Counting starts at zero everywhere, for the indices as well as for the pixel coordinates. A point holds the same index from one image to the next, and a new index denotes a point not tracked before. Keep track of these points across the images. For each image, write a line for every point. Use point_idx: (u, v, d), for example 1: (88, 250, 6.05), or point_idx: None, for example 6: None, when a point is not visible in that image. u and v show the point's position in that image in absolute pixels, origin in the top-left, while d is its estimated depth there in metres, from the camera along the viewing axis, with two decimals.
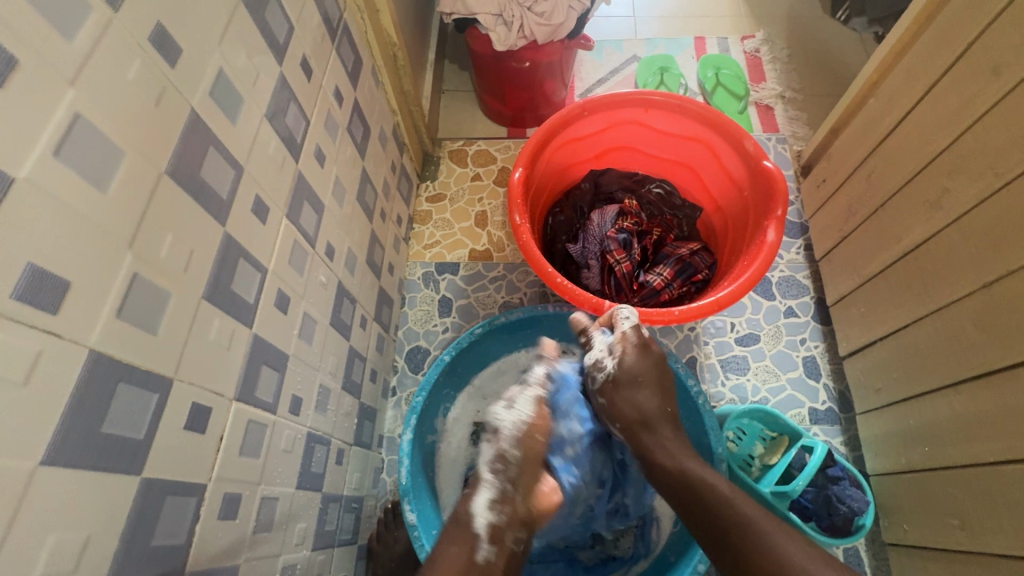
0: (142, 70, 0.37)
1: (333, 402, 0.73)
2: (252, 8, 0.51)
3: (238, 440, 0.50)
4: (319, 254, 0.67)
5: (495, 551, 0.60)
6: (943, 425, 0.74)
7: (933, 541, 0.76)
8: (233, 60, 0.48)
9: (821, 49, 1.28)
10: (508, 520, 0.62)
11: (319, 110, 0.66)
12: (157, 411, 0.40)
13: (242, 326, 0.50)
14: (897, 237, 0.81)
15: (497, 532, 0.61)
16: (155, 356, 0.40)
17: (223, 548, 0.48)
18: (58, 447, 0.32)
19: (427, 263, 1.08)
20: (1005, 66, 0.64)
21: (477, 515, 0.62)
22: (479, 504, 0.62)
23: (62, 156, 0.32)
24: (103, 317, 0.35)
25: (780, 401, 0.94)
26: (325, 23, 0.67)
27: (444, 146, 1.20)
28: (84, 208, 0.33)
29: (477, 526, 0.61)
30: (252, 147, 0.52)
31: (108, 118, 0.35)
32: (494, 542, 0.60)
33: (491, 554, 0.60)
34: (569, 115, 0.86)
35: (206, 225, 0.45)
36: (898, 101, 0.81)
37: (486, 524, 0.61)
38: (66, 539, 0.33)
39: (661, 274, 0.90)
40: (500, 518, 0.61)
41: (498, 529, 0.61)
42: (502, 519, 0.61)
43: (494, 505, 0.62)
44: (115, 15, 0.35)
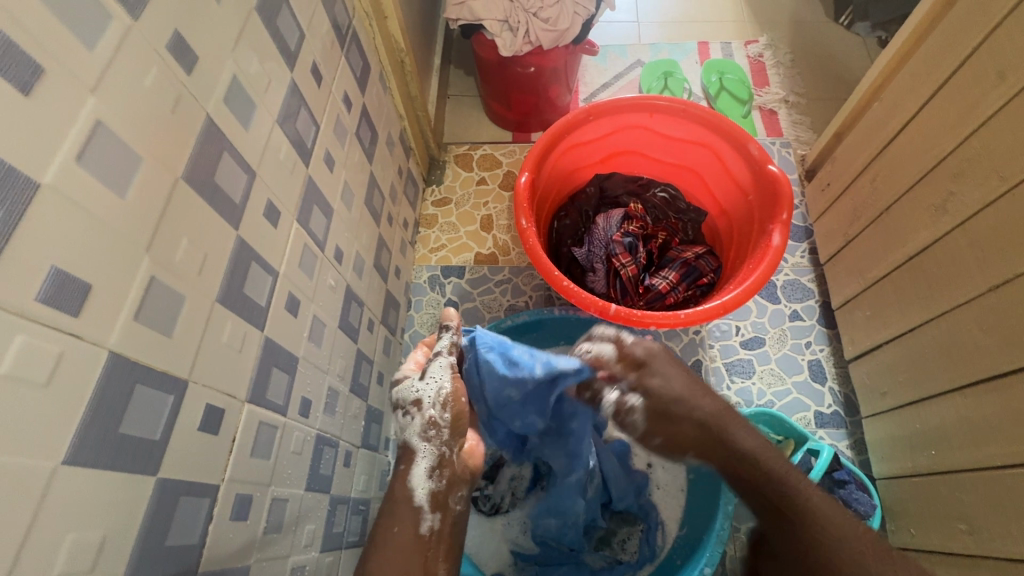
0: (160, 77, 0.38)
1: (341, 405, 0.74)
2: (264, 15, 0.51)
3: (250, 442, 0.50)
4: (327, 257, 0.68)
5: (438, 518, 0.60)
6: (950, 429, 0.74)
7: (940, 545, 0.76)
8: (246, 67, 0.49)
9: (825, 53, 1.29)
10: (449, 484, 0.61)
11: (329, 115, 0.67)
12: (172, 412, 0.40)
13: (253, 329, 0.51)
14: (902, 240, 0.81)
15: (438, 499, 0.60)
16: (170, 358, 0.40)
17: (234, 549, 0.49)
18: (78, 447, 0.33)
19: (433, 266, 1.09)
20: (1009, 71, 0.64)
21: (416, 487, 0.60)
22: (417, 476, 0.60)
23: (84, 161, 0.33)
24: (122, 320, 0.36)
25: (785, 404, 0.94)
26: (334, 30, 0.68)
27: (450, 151, 1.21)
28: (104, 213, 0.34)
29: (417, 499, 0.60)
30: (264, 151, 0.52)
31: (127, 124, 0.36)
32: (435, 508, 0.60)
33: (434, 523, 0.59)
34: (575, 120, 0.86)
35: (219, 229, 0.46)
36: (903, 105, 0.82)
37: (427, 492, 0.60)
38: (84, 537, 0.33)
39: (666, 278, 0.90)
40: (438, 485, 0.60)
41: (439, 496, 0.60)
42: (443, 484, 0.60)
43: (432, 474, 0.61)
44: (134, 24, 0.36)
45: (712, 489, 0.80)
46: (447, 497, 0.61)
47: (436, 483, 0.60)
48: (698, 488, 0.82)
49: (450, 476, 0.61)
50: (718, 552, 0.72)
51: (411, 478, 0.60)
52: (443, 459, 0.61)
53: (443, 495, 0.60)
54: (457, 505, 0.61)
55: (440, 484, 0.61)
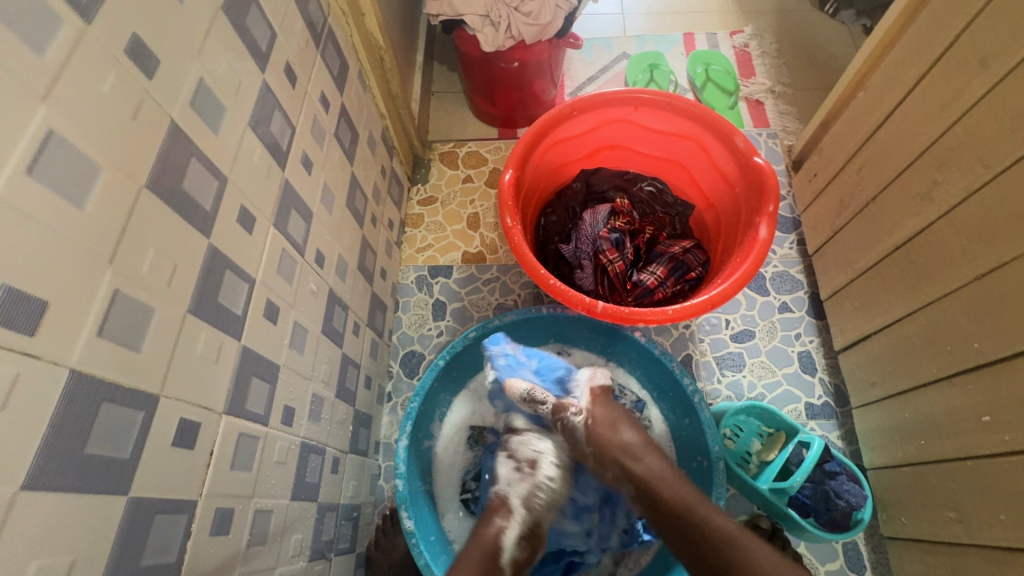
0: (117, 81, 0.37)
1: (327, 411, 0.73)
2: (231, 14, 0.50)
3: (229, 454, 0.49)
4: (308, 262, 0.67)
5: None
6: (937, 417, 0.75)
7: (930, 534, 0.77)
8: (214, 69, 0.47)
9: (810, 42, 1.28)
10: (529, 554, 0.70)
11: (305, 117, 0.66)
12: (143, 428, 0.39)
13: (229, 339, 0.49)
14: (888, 230, 0.81)
15: (519, 565, 0.69)
16: (138, 374, 0.39)
17: (215, 564, 0.48)
18: (39, 471, 0.32)
19: (420, 266, 1.08)
20: (992, 58, 0.64)
21: (503, 551, 0.68)
22: (508, 539, 0.68)
23: (36, 173, 0.31)
24: (84, 336, 0.34)
25: (776, 397, 0.94)
26: (308, 28, 0.66)
27: (435, 149, 1.19)
28: (63, 227, 0.33)
29: (502, 561, 0.68)
30: (235, 157, 0.51)
31: (83, 133, 0.34)
32: (516, 573, 0.69)
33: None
34: (559, 115, 0.85)
35: (189, 238, 0.44)
36: (887, 93, 0.81)
37: (511, 557, 0.68)
38: (50, 564, 0.32)
39: (654, 273, 0.90)
40: (521, 553, 0.69)
41: (518, 563, 0.69)
42: (524, 553, 0.69)
43: (516, 540, 0.69)
44: (88, 27, 0.34)
45: (702, 484, 0.81)
46: (524, 564, 0.69)
47: (519, 549, 0.69)
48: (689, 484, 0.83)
49: (532, 546, 0.70)
50: None
51: (500, 539, 0.68)
52: (527, 527, 0.70)
53: (524, 565, 0.69)
54: (530, 573, 0.70)
55: (523, 553, 0.69)
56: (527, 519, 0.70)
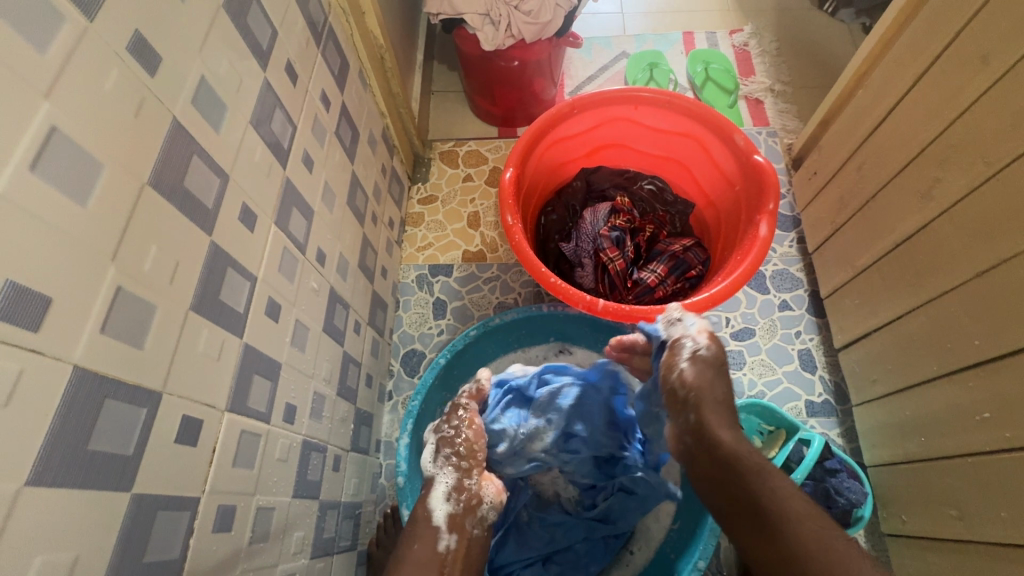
0: (120, 79, 0.37)
1: (328, 409, 0.73)
2: (233, 11, 0.50)
3: (231, 451, 0.49)
4: (309, 260, 0.67)
5: (453, 539, 0.69)
6: (938, 414, 0.75)
7: (931, 532, 0.77)
8: (215, 67, 0.47)
9: (809, 41, 1.28)
10: (466, 509, 0.71)
11: (306, 115, 0.66)
12: (146, 425, 0.39)
13: (231, 337, 0.50)
14: (889, 227, 0.81)
15: (455, 521, 0.70)
16: (141, 371, 0.39)
17: (218, 561, 0.48)
18: (43, 468, 0.32)
19: (421, 265, 1.08)
20: (993, 55, 0.64)
21: (434, 509, 0.70)
22: (437, 498, 0.71)
23: (39, 170, 0.31)
24: (87, 333, 0.34)
25: (776, 395, 0.94)
26: (309, 27, 0.66)
27: (435, 148, 1.19)
28: (67, 225, 0.33)
29: (435, 519, 0.70)
30: (237, 154, 0.51)
31: (86, 130, 0.34)
32: (452, 529, 0.70)
33: (450, 543, 0.69)
34: (560, 113, 0.85)
35: (191, 235, 0.44)
36: (887, 92, 0.81)
37: (445, 514, 0.70)
38: (54, 560, 0.32)
39: (655, 271, 0.90)
40: (455, 509, 0.70)
41: (456, 518, 0.70)
42: (458, 509, 0.70)
43: (450, 496, 0.71)
44: (91, 24, 0.34)
45: None
46: (462, 520, 0.70)
47: (453, 505, 0.70)
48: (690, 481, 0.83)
49: (470, 500, 0.71)
50: None
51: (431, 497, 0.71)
52: (459, 483, 0.72)
53: (459, 519, 0.70)
54: (474, 529, 0.71)
55: (457, 508, 0.70)
56: (460, 474, 0.72)
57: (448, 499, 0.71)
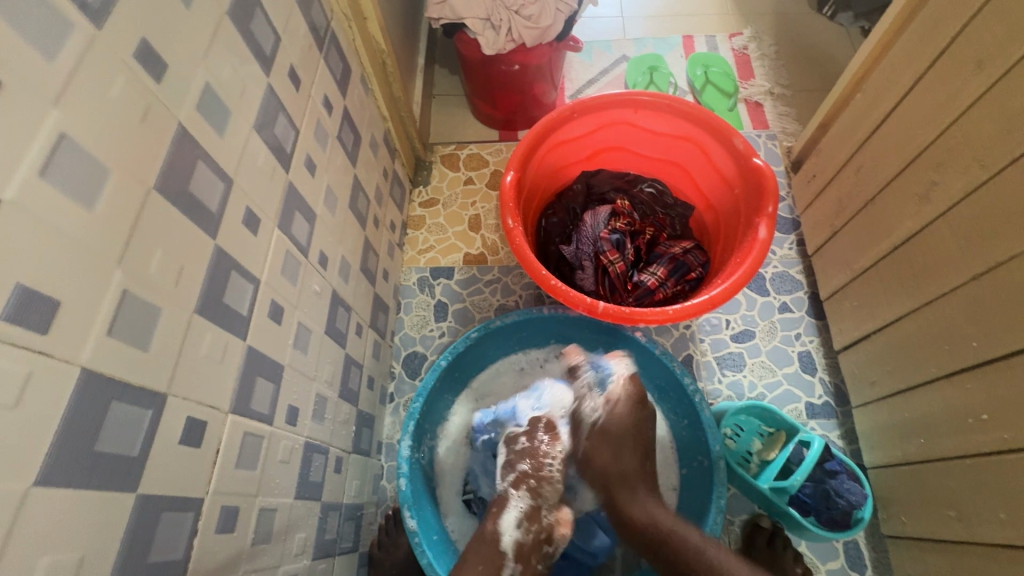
0: (127, 85, 0.37)
1: (330, 411, 0.73)
2: (237, 18, 0.50)
3: (234, 452, 0.50)
4: (312, 263, 0.67)
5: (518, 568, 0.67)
6: (936, 416, 0.75)
7: (931, 533, 0.77)
8: (220, 73, 0.48)
9: (808, 44, 1.29)
10: (535, 542, 0.69)
11: (309, 120, 0.66)
12: (150, 426, 0.40)
13: (235, 339, 0.50)
14: (887, 230, 0.82)
15: (522, 550, 0.68)
16: (146, 373, 0.39)
17: (221, 562, 0.48)
18: (51, 468, 0.32)
19: (422, 268, 1.08)
20: (988, 59, 0.64)
21: (505, 533, 0.68)
22: (507, 523, 0.68)
23: (48, 174, 0.32)
24: (94, 334, 0.35)
25: (776, 396, 0.94)
26: (312, 32, 0.67)
27: (437, 151, 1.20)
28: (76, 229, 0.34)
29: (502, 543, 0.67)
30: (241, 159, 0.52)
31: (92, 135, 0.35)
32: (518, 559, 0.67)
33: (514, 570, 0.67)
34: (560, 117, 0.86)
35: (196, 239, 0.45)
36: (885, 95, 0.82)
37: (514, 540, 0.68)
38: (60, 558, 0.33)
39: (655, 274, 0.90)
40: (524, 537, 0.68)
41: (523, 548, 0.68)
42: (529, 539, 0.68)
43: (521, 523, 0.69)
44: (98, 32, 0.35)
45: (703, 482, 0.81)
46: (530, 552, 0.68)
47: (523, 533, 0.68)
48: (690, 484, 0.84)
49: (540, 532, 0.69)
50: None
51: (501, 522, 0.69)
52: (532, 511, 0.70)
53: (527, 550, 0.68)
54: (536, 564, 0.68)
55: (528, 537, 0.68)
56: (535, 501, 0.70)
57: (519, 525, 0.69)
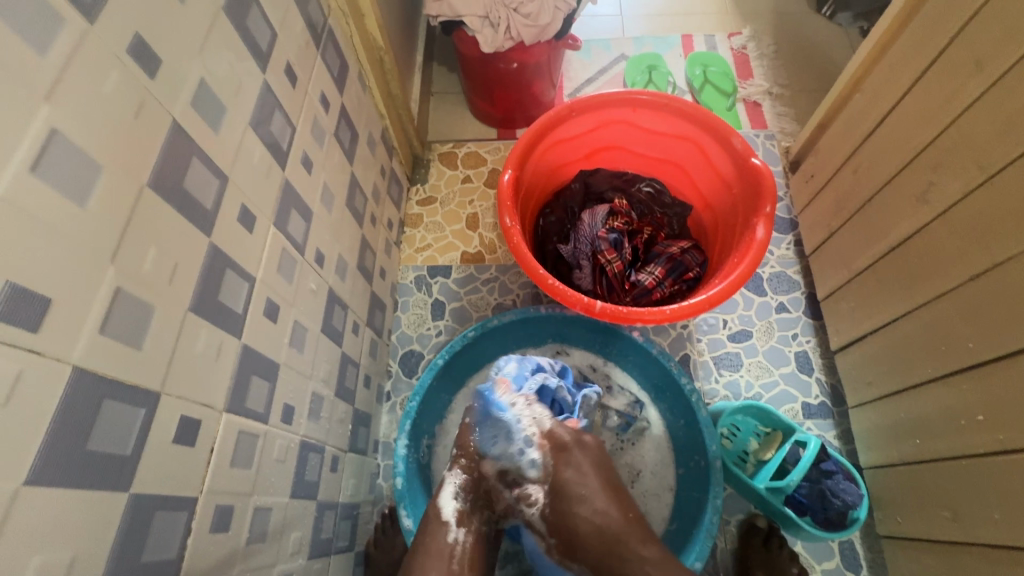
0: (120, 81, 0.37)
1: (326, 410, 0.73)
2: (232, 14, 0.50)
3: (228, 451, 0.49)
4: (308, 261, 0.67)
5: (462, 534, 0.69)
6: (932, 416, 0.75)
7: (926, 533, 0.77)
8: (215, 69, 0.48)
9: (807, 44, 1.29)
10: (474, 506, 0.71)
11: (305, 117, 0.66)
12: (144, 425, 0.39)
13: (230, 338, 0.50)
14: (884, 231, 0.82)
15: (463, 517, 0.70)
16: (140, 371, 0.39)
17: (215, 561, 0.48)
18: (43, 467, 0.32)
19: (419, 266, 1.08)
20: (986, 60, 0.64)
21: (445, 505, 0.71)
22: (446, 496, 0.71)
23: (40, 171, 0.32)
24: (87, 332, 0.35)
25: (773, 396, 0.94)
26: (309, 29, 0.67)
27: (435, 149, 1.20)
28: (68, 227, 0.33)
29: (445, 514, 0.70)
30: (236, 155, 0.51)
31: (85, 131, 0.34)
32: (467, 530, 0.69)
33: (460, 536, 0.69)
34: (558, 115, 0.85)
35: (189, 237, 0.44)
36: (883, 96, 0.82)
37: (454, 510, 0.70)
38: (52, 558, 0.33)
39: (652, 273, 0.90)
40: (464, 504, 0.70)
41: (465, 514, 0.70)
42: (467, 505, 0.71)
43: (460, 493, 0.71)
44: (91, 27, 0.35)
45: (699, 482, 0.81)
46: (472, 517, 0.71)
47: (462, 502, 0.71)
48: (686, 484, 0.84)
49: (478, 499, 0.72)
50: (707, 546, 0.75)
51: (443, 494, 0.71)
52: (468, 484, 0.72)
53: (468, 515, 0.70)
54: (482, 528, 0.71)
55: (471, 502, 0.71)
56: (470, 474, 0.72)
57: (456, 496, 0.71)
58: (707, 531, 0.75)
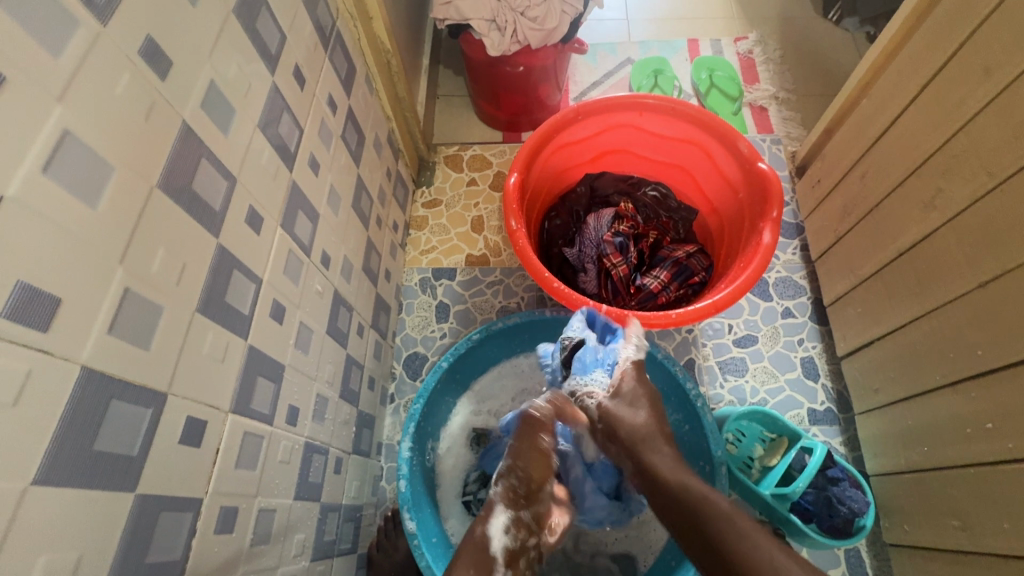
0: (131, 83, 0.37)
1: (331, 411, 0.73)
2: (243, 16, 0.50)
3: (234, 453, 0.49)
4: (314, 263, 0.67)
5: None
6: (940, 424, 0.75)
7: (934, 542, 0.76)
8: (225, 71, 0.48)
9: (814, 49, 1.29)
10: (523, 546, 0.62)
11: (313, 119, 0.66)
12: (151, 426, 0.40)
13: (236, 339, 0.50)
14: (891, 237, 0.81)
15: (512, 557, 0.60)
16: (146, 372, 0.39)
17: (219, 563, 0.48)
18: (50, 467, 0.32)
19: (424, 268, 1.08)
20: (996, 66, 0.64)
21: (493, 536, 0.61)
22: (497, 526, 0.62)
23: (51, 171, 0.32)
24: (95, 333, 0.35)
25: (779, 402, 0.94)
26: (317, 32, 0.67)
27: (440, 152, 1.20)
28: (77, 227, 0.33)
29: (492, 549, 0.60)
30: (244, 157, 0.51)
31: (95, 132, 0.35)
32: (508, 566, 0.60)
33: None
34: (564, 119, 0.85)
35: (198, 238, 0.45)
36: (891, 101, 0.81)
37: (503, 547, 0.60)
38: (58, 558, 0.33)
39: (658, 277, 0.90)
40: (514, 542, 0.61)
41: (513, 554, 0.61)
42: (517, 543, 0.62)
43: (509, 528, 0.62)
44: (103, 29, 0.35)
45: (705, 487, 0.81)
46: (518, 558, 0.61)
47: (511, 539, 0.62)
48: None
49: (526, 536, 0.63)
50: None
51: (488, 528, 0.62)
52: (519, 516, 0.64)
53: (518, 555, 0.61)
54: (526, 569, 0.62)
55: (516, 541, 0.62)
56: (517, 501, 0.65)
57: (507, 530, 0.62)
58: None
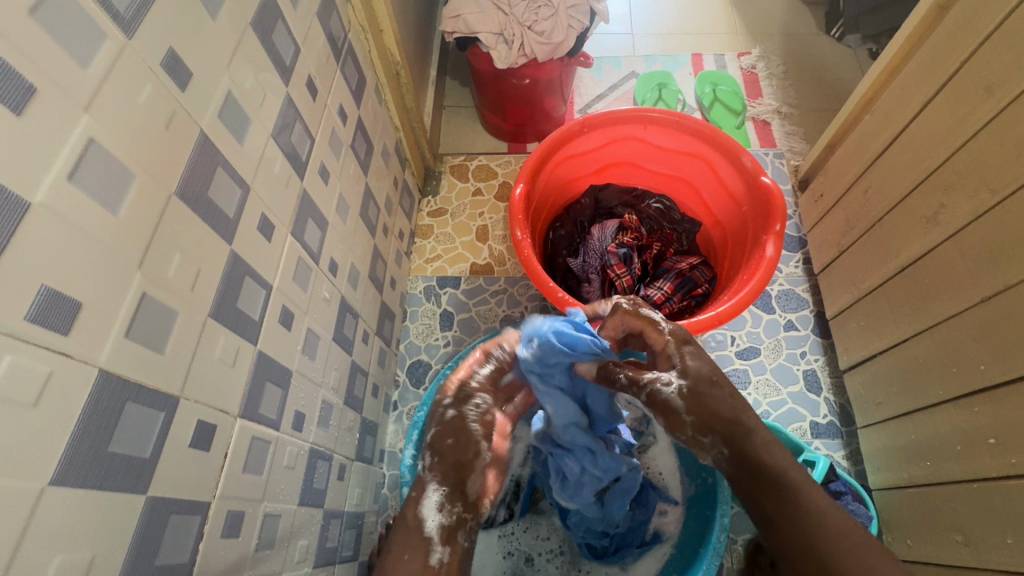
0: (153, 94, 0.38)
1: (335, 418, 0.73)
2: (259, 29, 0.52)
3: (241, 457, 0.50)
4: (322, 270, 0.68)
5: (448, 551, 0.56)
6: (944, 438, 0.75)
7: (936, 557, 0.76)
8: (241, 82, 0.49)
9: (816, 65, 1.30)
10: (461, 519, 0.58)
11: (324, 129, 0.67)
12: (163, 428, 0.40)
13: (246, 344, 0.51)
14: (894, 252, 0.82)
15: (449, 532, 0.57)
16: (160, 375, 0.40)
17: (225, 566, 0.48)
18: (66, 468, 0.33)
19: (429, 276, 1.09)
20: (997, 85, 0.65)
21: (428, 517, 0.57)
22: (431, 504, 0.57)
23: (75, 179, 0.33)
24: (113, 336, 0.36)
25: (781, 414, 0.94)
26: (329, 43, 0.68)
27: (446, 162, 1.21)
28: (97, 231, 0.34)
29: (427, 530, 0.56)
30: (258, 165, 0.53)
31: (118, 140, 0.36)
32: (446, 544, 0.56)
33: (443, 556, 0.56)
34: (570, 131, 0.87)
35: (212, 245, 0.45)
36: (894, 117, 0.82)
37: (439, 524, 0.57)
38: (72, 559, 0.33)
39: (662, 289, 0.91)
40: (451, 517, 0.57)
41: (450, 529, 0.57)
42: (454, 518, 0.57)
43: (443, 504, 0.58)
44: (129, 42, 0.36)
45: (708, 496, 0.75)
46: (457, 531, 0.57)
47: (447, 516, 0.57)
48: (698, 501, 0.77)
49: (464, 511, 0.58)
50: (715, 565, 0.68)
51: (420, 507, 0.57)
52: (455, 490, 0.59)
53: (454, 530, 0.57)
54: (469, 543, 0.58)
55: (453, 516, 0.58)
56: (451, 474, 0.59)
57: (443, 506, 0.57)
58: (714, 549, 0.69)
